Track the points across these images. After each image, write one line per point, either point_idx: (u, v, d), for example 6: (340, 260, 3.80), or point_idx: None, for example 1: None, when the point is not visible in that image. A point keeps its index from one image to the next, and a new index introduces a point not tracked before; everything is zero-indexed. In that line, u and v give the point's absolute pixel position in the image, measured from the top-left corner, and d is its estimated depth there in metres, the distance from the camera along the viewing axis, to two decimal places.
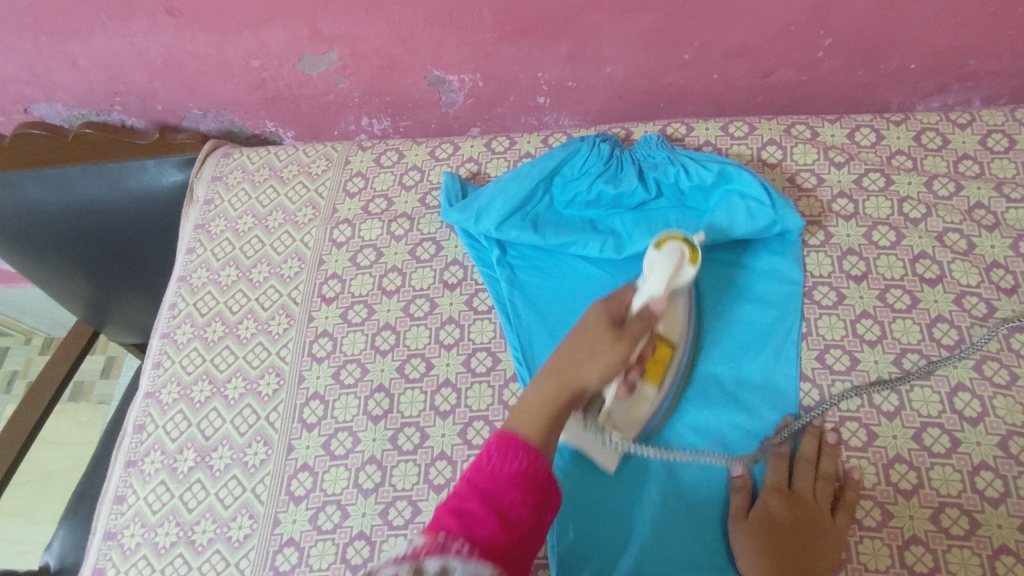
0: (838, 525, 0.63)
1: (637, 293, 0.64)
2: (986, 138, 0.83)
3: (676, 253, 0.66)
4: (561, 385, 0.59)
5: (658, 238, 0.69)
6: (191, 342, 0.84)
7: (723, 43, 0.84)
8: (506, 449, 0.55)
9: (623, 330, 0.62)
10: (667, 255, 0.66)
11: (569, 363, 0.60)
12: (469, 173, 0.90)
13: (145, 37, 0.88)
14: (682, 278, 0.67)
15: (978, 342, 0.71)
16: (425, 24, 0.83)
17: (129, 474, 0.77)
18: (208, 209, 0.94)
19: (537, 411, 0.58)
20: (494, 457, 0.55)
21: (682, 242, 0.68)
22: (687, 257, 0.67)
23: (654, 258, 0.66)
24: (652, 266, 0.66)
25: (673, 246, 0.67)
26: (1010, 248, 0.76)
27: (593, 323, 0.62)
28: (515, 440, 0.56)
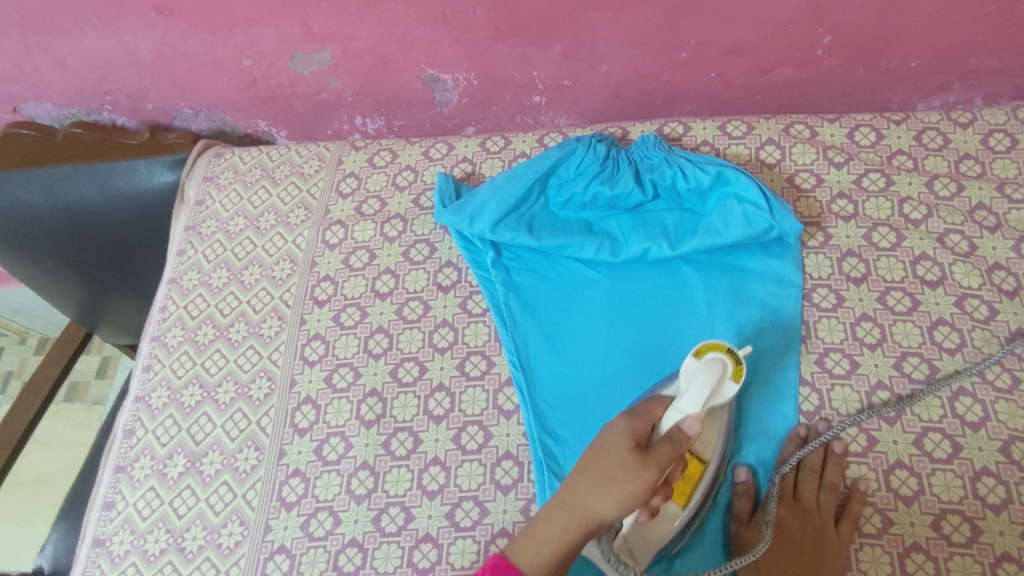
0: (840, 535, 0.62)
1: (669, 409, 0.57)
2: (988, 138, 0.81)
3: (717, 367, 0.58)
4: (572, 516, 0.54)
5: (698, 346, 0.61)
6: (182, 345, 0.83)
7: (720, 41, 0.82)
8: (498, 575, 0.52)
9: (648, 454, 0.55)
10: (707, 368, 0.58)
11: (582, 490, 0.54)
12: (464, 173, 0.89)
13: (134, 36, 0.86)
14: (721, 394, 0.60)
15: (994, 355, 0.69)
16: (418, 22, 0.82)
17: (119, 479, 0.76)
18: (199, 210, 0.93)
19: (543, 541, 0.54)
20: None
21: (725, 355, 0.60)
22: (727, 372, 0.60)
23: (693, 369, 0.59)
24: (689, 377, 0.58)
25: (714, 357, 0.59)
26: (1012, 249, 0.75)
27: (613, 443, 0.56)
28: (511, 572, 0.53)
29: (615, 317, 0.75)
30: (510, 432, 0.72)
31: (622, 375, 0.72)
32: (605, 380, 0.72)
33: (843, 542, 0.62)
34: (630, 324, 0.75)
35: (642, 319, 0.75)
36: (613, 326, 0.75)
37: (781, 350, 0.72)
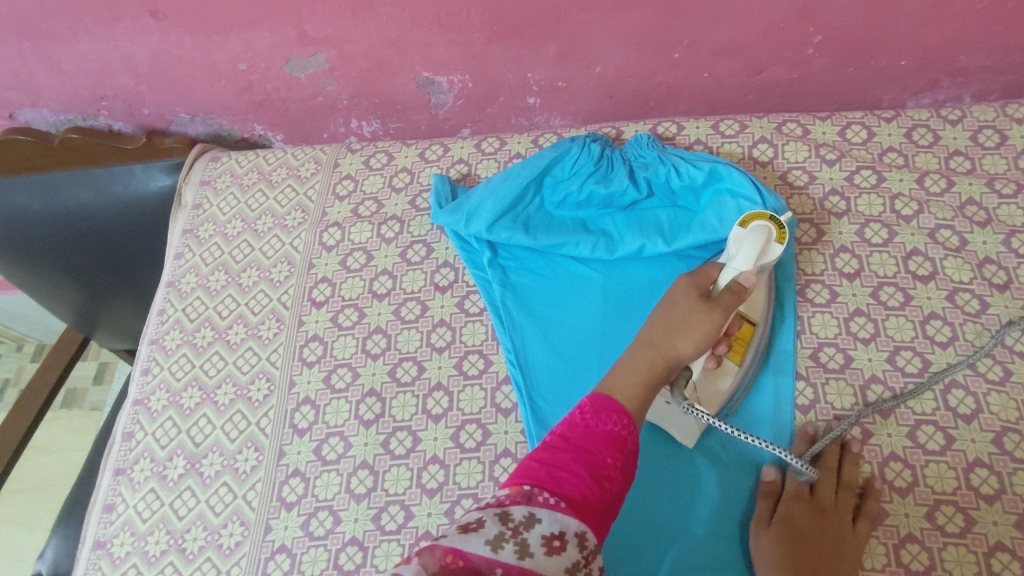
0: (857, 533, 0.62)
1: (725, 269, 0.65)
2: (978, 134, 0.82)
3: (762, 232, 0.66)
4: (656, 353, 0.61)
5: (743, 217, 0.69)
6: (180, 348, 0.83)
7: (713, 41, 0.83)
8: (601, 410, 0.54)
9: (714, 300, 0.63)
10: (754, 232, 0.66)
11: (660, 334, 0.62)
12: (460, 174, 0.90)
13: (130, 41, 0.87)
14: (770, 256, 0.67)
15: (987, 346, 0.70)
16: (412, 25, 0.83)
17: (119, 482, 0.77)
18: (196, 214, 0.93)
19: (629, 376, 0.59)
20: (590, 414, 0.54)
21: (770, 222, 0.67)
22: (773, 236, 0.67)
23: (740, 235, 0.67)
24: (738, 243, 0.66)
25: (759, 224, 0.66)
26: (1002, 243, 0.75)
27: (686, 296, 0.63)
28: (609, 403, 0.55)
29: (612, 313, 0.76)
30: (508, 430, 0.72)
31: None
32: (602, 376, 0.73)
33: (855, 541, 0.62)
34: (627, 320, 0.75)
35: (638, 314, 0.75)
36: (610, 322, 0.75)
37: (776, 343, 0.73)
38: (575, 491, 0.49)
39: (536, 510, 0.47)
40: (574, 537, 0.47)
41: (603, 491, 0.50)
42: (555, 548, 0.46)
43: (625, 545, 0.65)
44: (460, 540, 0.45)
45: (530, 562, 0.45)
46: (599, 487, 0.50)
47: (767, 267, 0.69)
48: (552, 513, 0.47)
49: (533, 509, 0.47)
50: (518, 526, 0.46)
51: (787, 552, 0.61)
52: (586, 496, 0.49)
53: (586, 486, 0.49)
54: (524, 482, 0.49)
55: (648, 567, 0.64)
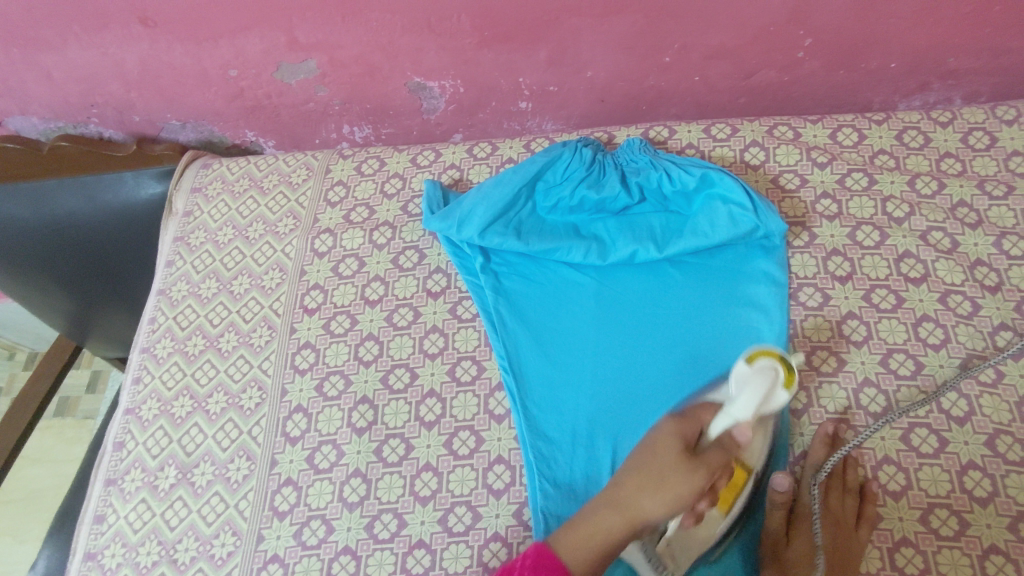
0: (859, 539, 0.62)
1: (719, 416, 0.56)
2: (968, 136, 0.83)
3: (771, 372, 0.56)
4: (620, 514, 0.56)
5: (752, 348, 0.59)
6: (171, 357, 0.83)
7: (704, 45, 0.83)
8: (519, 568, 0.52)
9: (699, 457, 0.57)
10: (760, 375, 0.56)
11: (633, 492, 0.57)
12: (451, 180, 0.89)
13: (120, 48, 0.86)
14: (776, 403, 0.57)
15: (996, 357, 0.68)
16: (403, 30, 0.83)
17: (109, 493, 0.76)
18: (188, 221, 0.93)
19: (588, 530, 0.56)
20: (527, 567, 0.52)
21: (778, 360, 0.58)
22: (782, 381, 0.57)
23: (744, 373, 0.57)
24: (743, 383, 0.56)
25: (766, 364, 0.57)
26: (993, 245, 0.76)
27: (667, 448, 0.57)
28: (551, 559, 0.52)
29: (604, 320, 0.76)
30: (502, 436, 0.72)
31: (612, 377, 0.73)
32: (596, 384, 0.73)
33: (858, 548, 0.62)
34: (620, 327, 0.75)
35: (630, 321, 0.75)
36: (602, 328, 0.75)
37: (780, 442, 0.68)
38: None
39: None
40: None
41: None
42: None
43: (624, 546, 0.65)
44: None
45: None
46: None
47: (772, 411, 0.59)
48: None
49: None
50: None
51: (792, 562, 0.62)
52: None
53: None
54: None
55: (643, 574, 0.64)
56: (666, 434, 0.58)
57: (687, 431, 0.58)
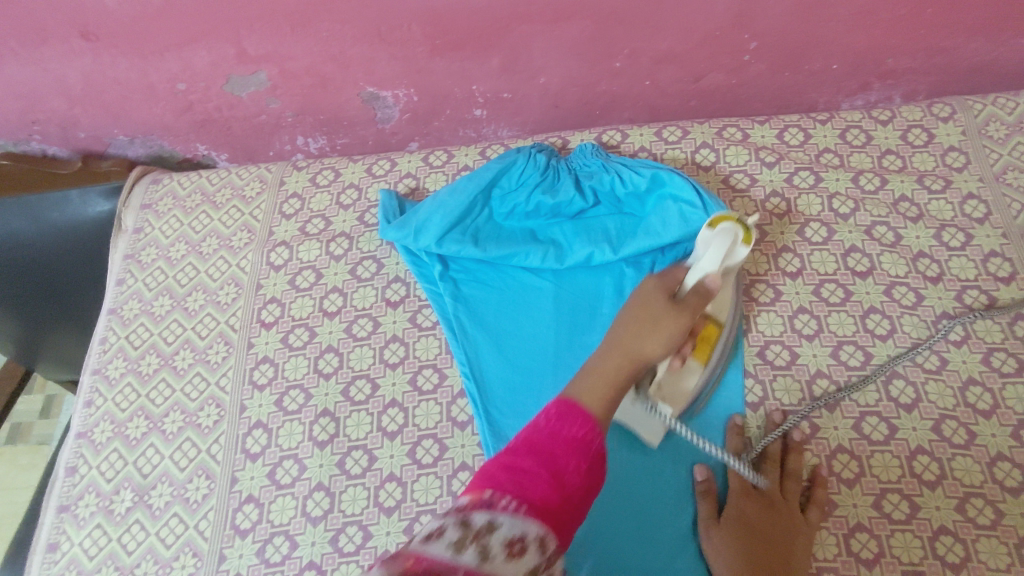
0: (809, 521, 0.64)
1: (692, 271, 0.65)
2: (907, 133, 0.86)
3: (731, 233, 0.64)
4: (625, 359, 0.58)
5: (710, 218, 0.67)
6: (124, 377, 0.81)
7: (652, 49, 0.85)
8: (565, 413, 0.51)
9: (680, 302, 0.62)
10: (722, 235, 0.64)
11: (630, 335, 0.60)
12: (408, 189, 0.89)
13: (61, 63, 0.84)
14: (736, 257, 0.66)
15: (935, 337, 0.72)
16: (353, 40, 0.82)
17: (62, 520, 0.74)
18: (138, 238, 0.91)
19: (598, 373, 0.57)
20: (552, 420, 0.51)
21: (738, 224, 0.65)
22: (739, 238, 0.65)
23: (708, 237, 0.66)
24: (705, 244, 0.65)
25: (727, 226, 0.65)
26: (934, 237, 0.78)
27: (648, 298, 0.63)
28: (572, 407, 0.52)
29: (564, 321, 0.76)
30: (465, 443, 0.72)
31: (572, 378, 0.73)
32: (557, 382, 0.73)
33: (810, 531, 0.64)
34: (579, 327, 0.76)
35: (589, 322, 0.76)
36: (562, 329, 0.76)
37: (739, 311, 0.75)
38: (537, 495, 0.45)
39: (496, 513, 0.43)
40: (535, 540, 0.43)
41: (566, 498, 0.46)
42: (518, 551, 0.42)
43: (587, 541, 0.66)
44: (420, 548, 0.40)
45: (492, 567, 0.39)
46: (562, 494, 0.46)
47: (733, 266, 0.68)
48: (513, 516, 0.43)
49: (493, 514, 0.43)
50: (478, 531, 0.42)
51: (743, 551, 0.62)
52: (549, 501, 0.45)
53: (546, 491, 0.46)
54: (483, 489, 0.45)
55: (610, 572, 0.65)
56: (648, 289, 0.64)
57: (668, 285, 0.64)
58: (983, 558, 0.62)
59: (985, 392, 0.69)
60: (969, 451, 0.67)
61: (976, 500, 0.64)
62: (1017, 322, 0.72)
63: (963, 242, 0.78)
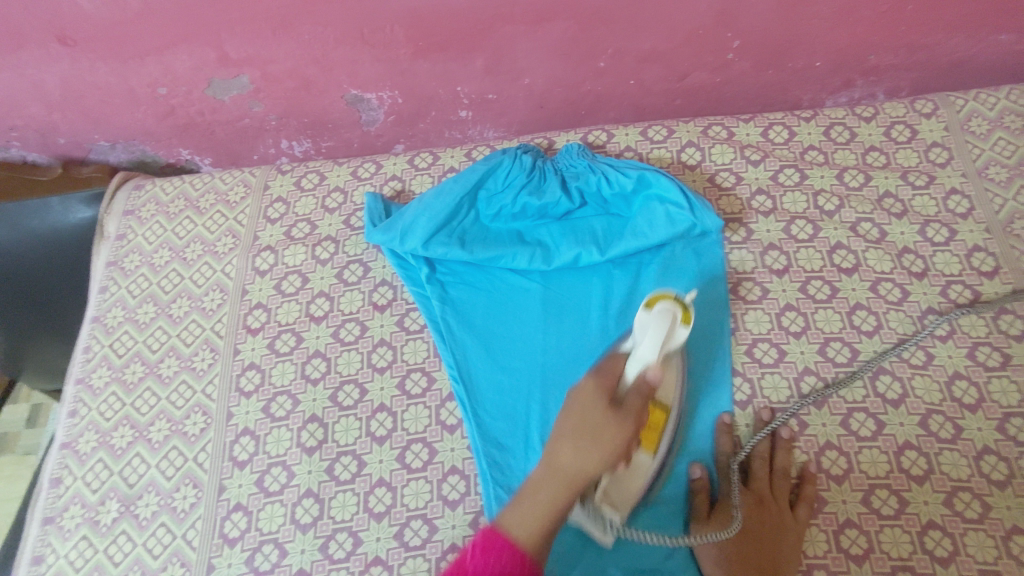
0: (797, 518, 0.64)
1: (630, 360, 0.60)
2: (890, 130, 0.86)
3: (668, 314, 0.62)
4: (561, 483, 0.54)
5: (647, 298, 0.65)
6: (109, 386, 0.80)
7: (637, 49, 0.85)
8: (490, 544, 0.50)
9: (619, 409, 0.57)
10: (659, 317, 0.62)
11: (568, 457, 0.54)
12: (393, 191, 0.89)
13: (39, 69, 0.83)
14: (677, 340, 0.63)
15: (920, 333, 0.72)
16: (336, 42, 0.82)
17: (47, 532, 0.72)
18: (121, 244, 0.90)
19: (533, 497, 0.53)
20: (478, 556, 0.50)
21: (674, 302, 0.64)
22: (678, 318, 0.63)
23: (645, 319, 0.63)
24: (642, 326, 0.62)
25: (663, 306, 0.63)
26: (919, 233, 0.79)
27: (586, 404, 0.57)
28: (501, 537, 0.51)
29: (551, 323, 0.76)
30: (454, 447, 0.72)
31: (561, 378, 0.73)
32: (545, 384, 0.73)
33: (800, 527, 0.64)
34: (566, 328, 0.76)
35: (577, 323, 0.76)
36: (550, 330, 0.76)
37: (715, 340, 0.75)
38: None
39: None
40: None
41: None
42: None
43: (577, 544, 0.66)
44: None
45: None
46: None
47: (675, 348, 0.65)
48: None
49: None
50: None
51: (734, 550, 0.62)
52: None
53: None
54: None
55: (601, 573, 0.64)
56: (586, 392, 0.58)
57: (606, 386, 0.58)
58: (971, 552, 0.62)
59: (971, 386, 0.70)
60: (955, 445, 0.67)
61: (963, 494, 0.65)
62: (1001, 316, 0.73)
63: (947, 237, 0.78)
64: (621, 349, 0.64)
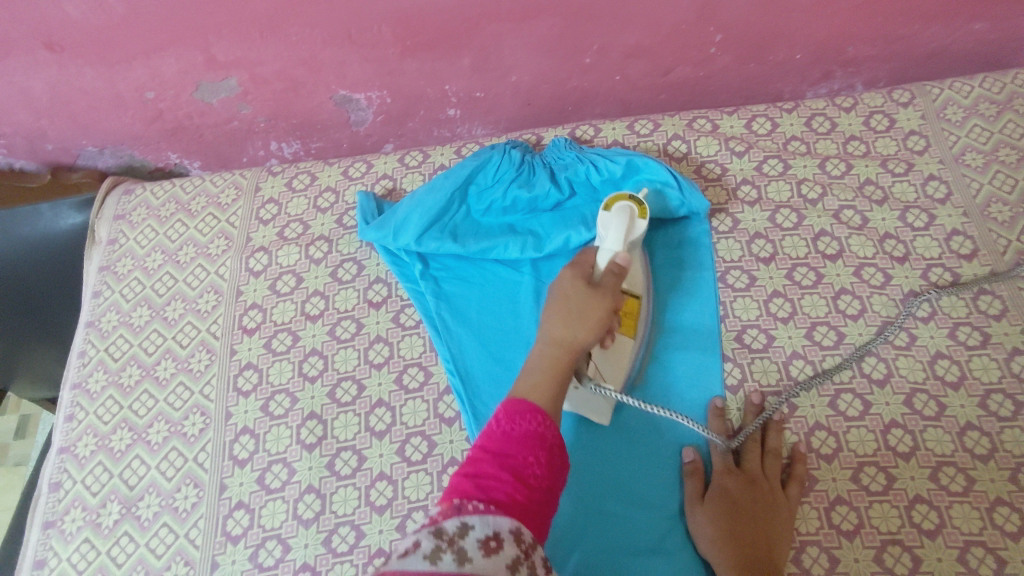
0: (789, 496, 0.66)
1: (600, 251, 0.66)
2: (869, 119, 0.89)
3: (626, 211, 0.70)
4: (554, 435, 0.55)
5: (606, 204, 0.74)
6: (106, 390, 0.80)
7: (621, 45, 0.86)
8: (516, 412, 0.54)
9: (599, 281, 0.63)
10: (618, 213, 0.70)
11: (560, 329, 0.59)
12: (385, 190, 0.90)
13: (26, 75, 0.83)
14: (637, 232, 0.71)
15: (897, 318, 0.75)
16: (324, 43, 0.82)
17: (49, 536, 0.73)
18: (113, 249, 0.90)
19: None
20: (502, 424, 0.54)
21: (630, 202, 0.72)
22: (636, 213, 0.72)
23: (607, 219, 0.71)
24: (606, 226, 0.70)
25: (620, 206, 0.71)
26: (899, 219, 0.81)
27: (568, 286, 0.62)
28: (521, 404, 0.55)
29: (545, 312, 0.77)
30: (453, 438, 0.73)
31: None
32: None
33: (790, 505, 0.65)
34: None
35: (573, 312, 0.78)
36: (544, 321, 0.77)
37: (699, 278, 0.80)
38: (502, 496, 0.50)
39: (467, 516, 0.48)
40: (508, 534, 0.48)
41: (529, 492, 0.51)
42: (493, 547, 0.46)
43: (575, 532, 0.67)
44: (400, 563, 0.44)
45: (470, 566, 0.45)
46: (525, 488, 0.50)
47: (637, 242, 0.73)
48: (484, 516, 0.48)
49: (463, 517, 0.48)
50: (451, 535, 0.46)
51: (726, 527, 0.64)
52: (514, 498, 0.50)
53: (511, 491, 0.50)
54: (452, 498, 0.50)
55: (600, 555, 0.66)
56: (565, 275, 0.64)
57: (583, 267, 0.65)
58: (958, 524, 0.64)
59: (953, 364, 0.72)
60: (939, 422, 0.69)
61: (948, 469, 0.67)
62: (981, 296, 0.75)
63: (927, 222, 0.80)
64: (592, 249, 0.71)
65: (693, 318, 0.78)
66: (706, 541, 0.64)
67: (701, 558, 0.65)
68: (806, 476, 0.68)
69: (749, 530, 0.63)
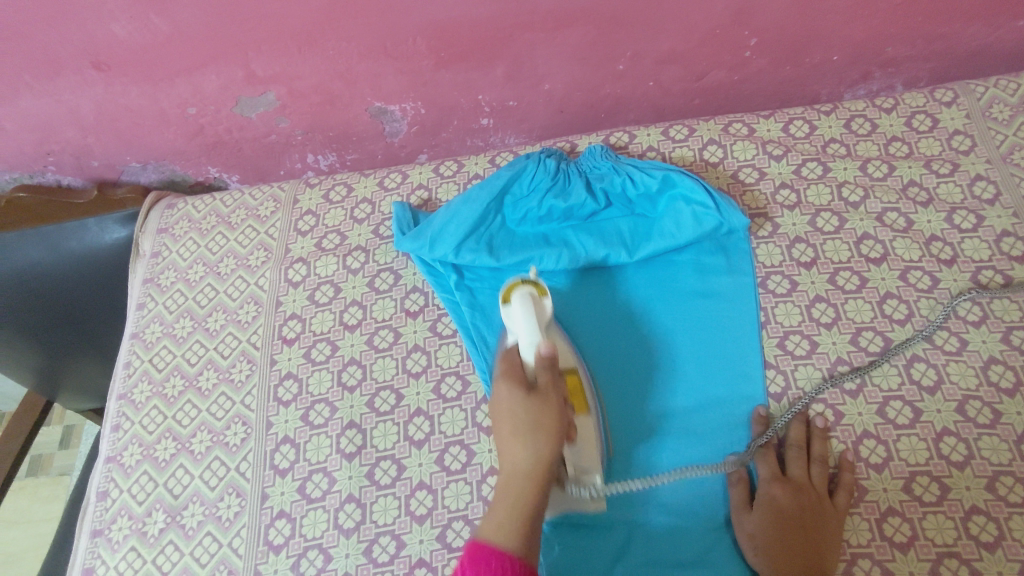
0: (837, 505, 0.64)
1: (523, 348, 0.64)
2: (911, 119, 0.87)
3: (526, 297, 0.67)
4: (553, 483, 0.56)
5: (502, 292, 0.69)
6: (150, 401, 0.82)
7: (655, 51, 0.86)
8: (479, 556, 0.50)
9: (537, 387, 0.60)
10: (520, 303, 0.66)
11: (523, 458, 0.56)
12: (420, 201, 0.90)
13: (74, 94, 0.86)
14: (546, 311, 0.68)
15: (934, 319, 0.73)
16: (361, 57, 0.84)
17: (96, 544, 0.74)
18: (156, 262, 0.92)
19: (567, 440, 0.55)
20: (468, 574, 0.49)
21: (527, 286, 0.68)
22: (537, 293, 0.68)
23: (509, 312, 0.67)
24: (511, 320, 0.66)
25: (519, 293, 0.67)
26: (946, 221, 0.79)
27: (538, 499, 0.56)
28: (486, 547, 0.51)
29: (585, 315, 0.79)
30: (493, 448, 0.72)
31: (603, 375, 0.75)
32: None
33: (839, 514, 0.64)
34: (604, 326, 0.78)
35: (619, 318, 0.79)
36: (591, 321, 0.79)
37: (739, 285, 0.78)
38: None
39: None
40: None
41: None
42: None
43: (618, 547, 0.66)
44: None
45: None
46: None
47: (550, 317, 0.69)
48: None
49: None
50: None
51: (773, 536, 0.63)
52: None
53: None
54: None
55: (643, 567, 0.65)
56: (501, 395, 0.60)
57: (514, 378, 0.61)
58: (1017, 536, 0.62)
59: (1007, 370, 0.70)
60: (994, 430, 0.67)
61: (1005, 479, 0.64)
62: None
63: (974, 223, 0.78)
64: (507, 346, 0.68)
65: (726, 336, 0.75)
66: (753, 552, 0.63)
67: (749, 569, 0.64)
68: (856, 485, 0.66)
69: (800, 541, 0.62)
